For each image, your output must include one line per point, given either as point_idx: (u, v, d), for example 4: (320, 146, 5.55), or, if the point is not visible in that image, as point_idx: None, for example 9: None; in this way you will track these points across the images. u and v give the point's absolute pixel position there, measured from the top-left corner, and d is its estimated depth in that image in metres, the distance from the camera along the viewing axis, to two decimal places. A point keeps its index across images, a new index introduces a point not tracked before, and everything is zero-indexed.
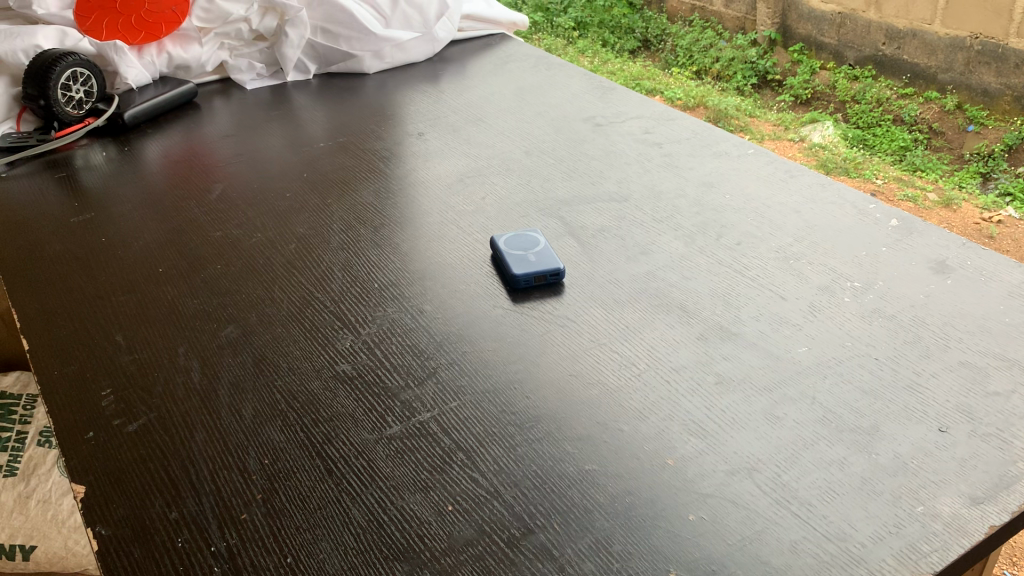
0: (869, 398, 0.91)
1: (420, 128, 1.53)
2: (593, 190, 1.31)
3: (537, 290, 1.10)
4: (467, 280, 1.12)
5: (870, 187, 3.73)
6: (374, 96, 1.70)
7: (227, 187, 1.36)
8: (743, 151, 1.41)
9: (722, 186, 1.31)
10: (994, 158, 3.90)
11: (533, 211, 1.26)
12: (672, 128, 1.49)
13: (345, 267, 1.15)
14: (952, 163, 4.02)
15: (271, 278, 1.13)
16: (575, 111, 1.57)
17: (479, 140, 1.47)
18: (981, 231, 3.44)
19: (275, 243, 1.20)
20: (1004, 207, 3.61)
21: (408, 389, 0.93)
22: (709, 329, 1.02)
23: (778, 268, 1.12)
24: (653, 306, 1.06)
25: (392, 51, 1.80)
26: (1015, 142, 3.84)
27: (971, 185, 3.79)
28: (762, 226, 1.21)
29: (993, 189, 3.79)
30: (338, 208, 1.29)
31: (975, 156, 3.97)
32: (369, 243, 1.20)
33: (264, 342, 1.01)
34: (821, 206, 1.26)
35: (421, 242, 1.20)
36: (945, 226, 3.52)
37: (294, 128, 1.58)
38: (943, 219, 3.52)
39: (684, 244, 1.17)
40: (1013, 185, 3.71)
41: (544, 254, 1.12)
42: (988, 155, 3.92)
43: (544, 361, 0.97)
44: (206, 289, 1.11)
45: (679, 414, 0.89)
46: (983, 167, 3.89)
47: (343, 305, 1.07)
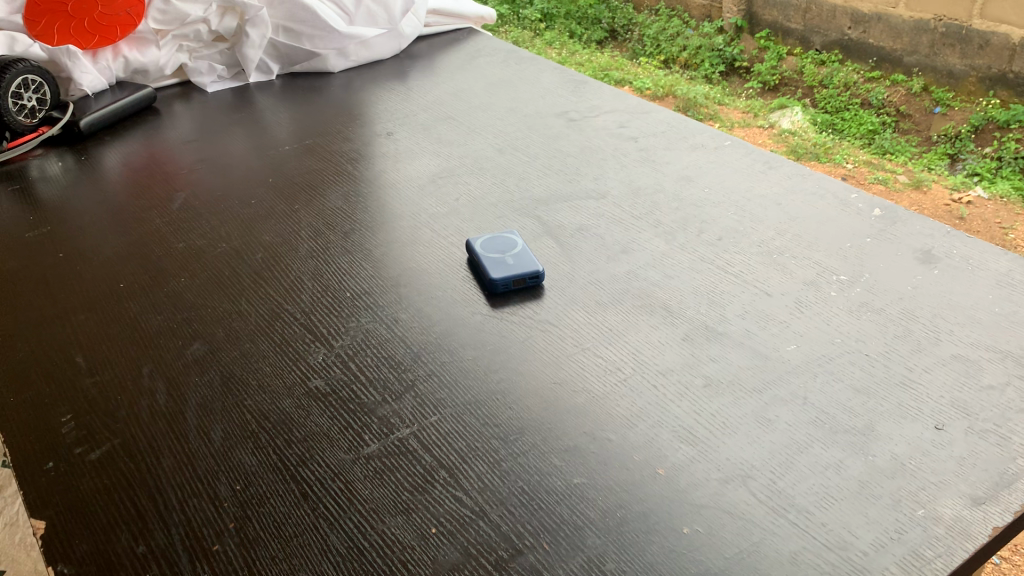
0: (862, 397, 0.88)
1: (389, 127, 1.49)
2: (569, 188, 1.27)
3: (516, 294, 1.06)
4: (442, 286, 1.08)
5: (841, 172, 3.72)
6: (340, 96, 1.65)
7: (190, 195, 1.31)
8: (720, 143, 1.38)
9: (701, 180, 1.28)
10: (961, 140, 3.92)
11: (509, 212, 1.22)
12: (647, 122, 1.46)
13: (315, 276, 1.10)
14: (920, 144, 4.06)
15: (238, 290, 1.08)
16: (547, 107, 1.53)
17: (449, 139, 1.43)
18: (952, 212, 3.43)
19: (241, 253, 1.16)
20: (973, 187, 3.63)
21: (385, 404, 0.89)
22: (694, 329, 0.98)
23: (761, 263, 1.09)
24: (636, 307, 1.02)
25: (358, 50, 1.75)
26: (981, 123, 3.85)
27: (939, 167, 3.80)
28: (743, 220, 1.18)
29: (961, 171, 3.81)
30: (306, 214, 1.24)
31: (942, 138, 3.98)
32: (340, 250, 1.15)
33: (232, 359, 0.96)
34: (803, 197, 1.23)
35: (394, 247, 1.16)
36: (915, 208, 3.52)
37: (258, 132, 1.53)
38: (913, 201, 3.52)
39: (665, 241, 1.14)
40: (980, 166, 3.74)
41: (522, 257, 1.08)
42: (956, 136, 3.94)
43: (526, 369, 0.93)
44: (170, 303, 1.06)
45: (669, 421, 0.86)
46: (951, 149, 3.92)
47: (314, 316, 1.03)
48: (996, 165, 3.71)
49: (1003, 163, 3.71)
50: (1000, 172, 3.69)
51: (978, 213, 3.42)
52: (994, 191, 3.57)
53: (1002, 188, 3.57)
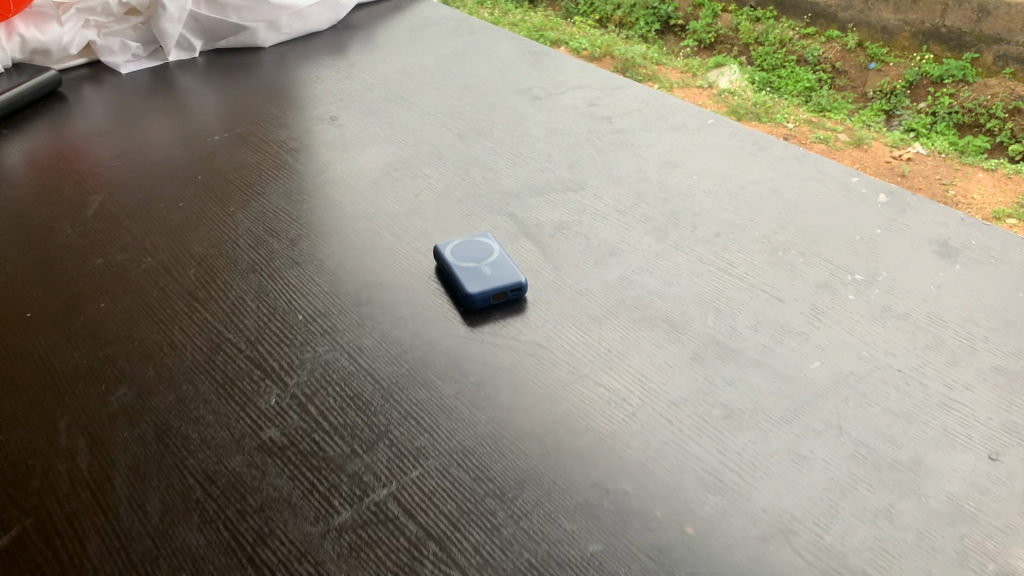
0: (903, 423, 0.78)
1: (332, 110, 1.32)
2: (543, 179, 1.14)
3: (494, 311, 0.92)
4: (409, 304, 0.93)
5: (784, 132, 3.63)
6: (272, 73, 1.47)
7: (106, 198, 1.14)
8: (703, 121, 1.25)
9: (687, 165, 1.15)
10: (896, 95, 3.87)
11: (477, 210, 1.08)
12: (619, 99, 1.32)
13: (259, 296, 0.95)
14: (856, 101, 3.98)
15: (169, 316, 0.92)
16: (508, 83, 1.38)
17: (402, 124, 1.28)
18: (892, 168, 3.39)
19: (170, 268, 0.99)
20: (912, 144, 3.58)
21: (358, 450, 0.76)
22: (703, 346, 0.86)
23: (767, 263, 0.97)
24: (634, 321, 0.90)
25: (290, 21, 1.56)
26: (915, 79, 3.84)
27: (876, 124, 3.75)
28: (740, 212, 1.06)
29: (897, 125, 3.76)
30: (243, 217, 1.08)
31: (878, 95, 3.93)
32: (286, 262, 1.00)
33: (167, 406, 0.81)
34: (800, 183, 1.11)
35: (348, 256, 1.01)
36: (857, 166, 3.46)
37: (181, 118, 1.35)
38: (856, 159, 3.46)
39: (656, 240, 1.02)
40: (916, 121, 3.71)
41: (500, 267, 0.94)
42: (891, 92, 3.89)
43: (518, 405, 0.80)
44: (89, 337, 0.90)
45: (690, 465, 0.74)
46: (886, 105, 3.86)
47: (263, 347, 0.88)
48: (931, 120, 3.69)
49: (939, 117, 3.70)
50: (937, 127, 3.67)
51: (918, 168, 3.39)
52: (931, 146, 3.55)
53: (940, 144, 3.55)
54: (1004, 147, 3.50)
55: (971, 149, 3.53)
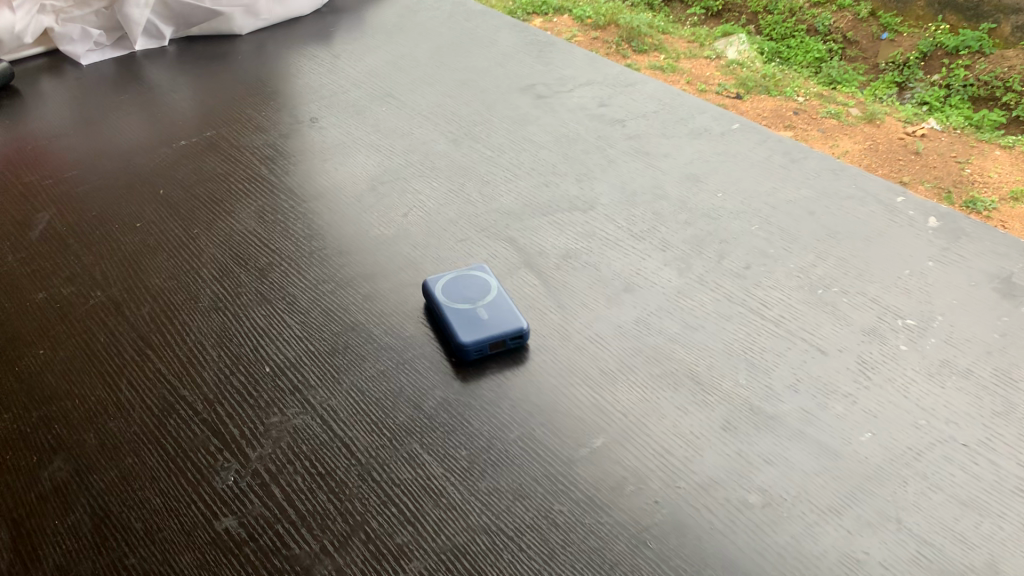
0: (973, 516, 0.66)
1: (312, 110, 1.19)
2: (547, 195, 1.01)
3: (491, 362, 0.80)
4: (393, 353, 0.81)
5: (794, 106, 3.48)
6: (248, 64, 1.33)
7: (55, 213, 1.01)
8: (726, 127, 1.12)
9: (710, 179, 1.03)
10: (909, 67, 3.69)
11: (474, 234, 0.95)
12: (633, 98, 1.19)
13: (222, 342, 0.82)
14: (867, 73, 3.81)
15: (115, 368, 0.80)
16: (509, 79, 1.25)
17: (390, 127, 1.14)
18: (905, 147, 3.24)
19: (121, 305, 0.87)
20: (925, 118, 3.42)
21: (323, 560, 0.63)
22: (735, 412, 0.74)
23: (804, 304, 0.85)
24: (654, 377, 0.77)
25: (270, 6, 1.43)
26: (930, 50, 3.67)
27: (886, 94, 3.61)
28: (772, 239, 0.93)
29: (909, 99, 3.60)
30: (207, 240, 0.95)
31: (890, 66, 3.76)
32: (254, 298, 0.87)
33: (107, 486, 0.69)
34: (839, 202, 0.98)
35: (326, 291, 0.88)
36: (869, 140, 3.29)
37: (146, 114, 1.21)
38: (868, 135, 3.30)
39: (678, 273, 0.89)
40: (928, 94, 3.55)
41: (497, 310, 0.82)
42: (903, 64, 3.72)
43: (518, 488, 0.68)
44: (22, 394, 0.78)
45: (723, 569, 0.62)
46: (899, 77, 3.70)
47: (222, 409, 0.75)
48: (944, 94, 3.53)
49: (952, 90, 3.54)
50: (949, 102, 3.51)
51: (933, 146, 3.24)
52: (947, 122, 3.39)
53: (954, 119, 3.40)
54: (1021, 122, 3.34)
55: (987, 124, 3.37)
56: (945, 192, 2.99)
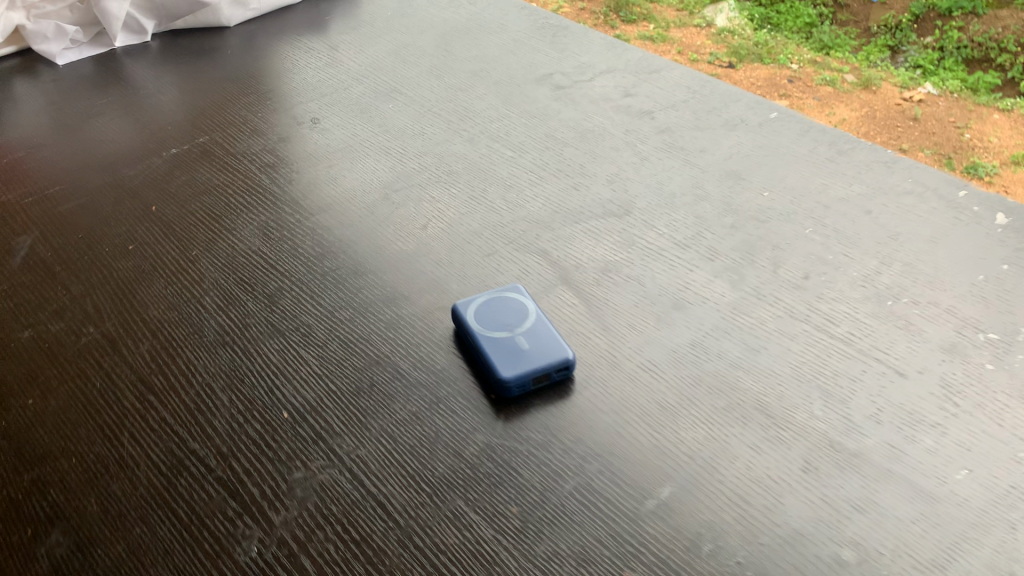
0: None
1: (312, 108, 1.09)
2: (578, 200, 0.92)
3: (535, 399, 0.72)
4: (426, 393, 0.72)
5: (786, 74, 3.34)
6: (238, 58, 1.23)
7: (37, 235, 0.91)
8: (764, 116, 1.03)
9: (754, 176, 0.94)
10: (901, 31, 3.46)
11: (501, 247, 0.87)
12: (659, 85, 1.10)
13: (232, 383, 0.74)
14: (858, 36, 3.56)
15: (116, 419, 0.71)
16: (522, 67, 1.15)
17: (399, 126, 1.05)
18: (901, 110, 3.09)
19: (118, 342, 0.78)
20: (920, 84, 3.23)
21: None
22: (814, 450, 0.67)
23: (874, 319, 0.77)
24: (719, 411, 0.70)
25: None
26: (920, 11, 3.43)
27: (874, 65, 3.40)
28: (830, 244, 0.85)
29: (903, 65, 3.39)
30: (208, 264, 0.86)
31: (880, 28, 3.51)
32: (265, 330, 0.79)
33: (112, 564, 0.61)
34: (897, 199, 0.90)
35: (344, 319, 0.79)
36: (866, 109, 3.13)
37: (130, 116, 1.11)
38: (862, 103, 3.15)
39: (731, 286, 0.81)
40: (923, 57, 3.36)
41: (539, 339, 0.73)
42: (896, 26, 3.47)
43: (582, 551, 0.60)
44: (11, 453, 0.69)
45: None
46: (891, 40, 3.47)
47: (239, 464, 0.67)
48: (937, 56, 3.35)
49: (946, 53, 3.35)
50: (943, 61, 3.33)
51: (933, 108, 3.09)
52: (943, 86, 3.20)
53: (950, 83, 3.22)
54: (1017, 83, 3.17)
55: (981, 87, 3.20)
56: (945, 157, 2.84)
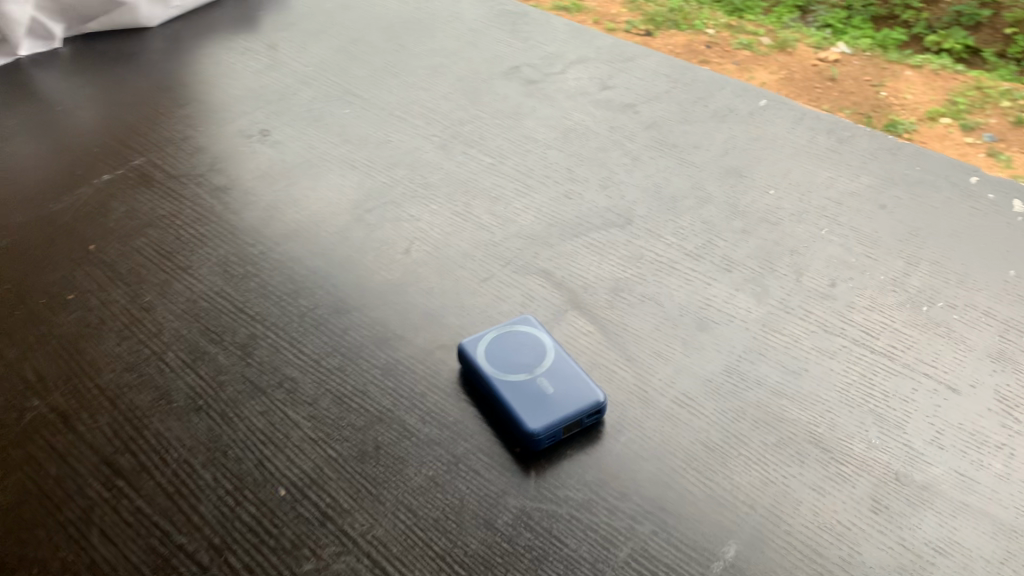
0: None
1: (259, 119, 0.98)
2: (573, 211, 0.84)
3: (567, 450, 0.64)
4: (443, 451, 0.64)
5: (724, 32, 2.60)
6: (164, 62, 1.10)
7: None
8: (753, 104, 0.97)
9: (756, 173, 0.88)
10: None
11: (498, 269, 0.78)
12: (637, 74, 1.02)
13: (214, 458, 0.64)
14: None
15: (80, 514, 0.60)
16: (486, 61, 1.06)
17: (360, 135, 0.95)
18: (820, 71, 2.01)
19: (71, 417, 0.67)
20: None
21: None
22: (881, 485, 0.61)
23: (913, 328, 0.72)
24: (771, 448, 0.63)
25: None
26: None
27: None
28: (850, 244, 0.79)
29: None
30: (165, 312, 0.75)
31: None
32: (243, 389, 0.68)
33: None
34: (909, 190, 0.85)
35: (333, 368, 0.70)
36: None
37: (46, 134, 0.97)
38: None
39: (756, 300, 0.74)
40: None
41: (564, 381, 0.65)
42: None
43: None
44: None
45: None
46: None
47: (237, 559, 0.57)
48: None
49: None
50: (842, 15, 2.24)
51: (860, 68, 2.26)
52: None
53: None
54: (927, 37, 2.10)
55: None
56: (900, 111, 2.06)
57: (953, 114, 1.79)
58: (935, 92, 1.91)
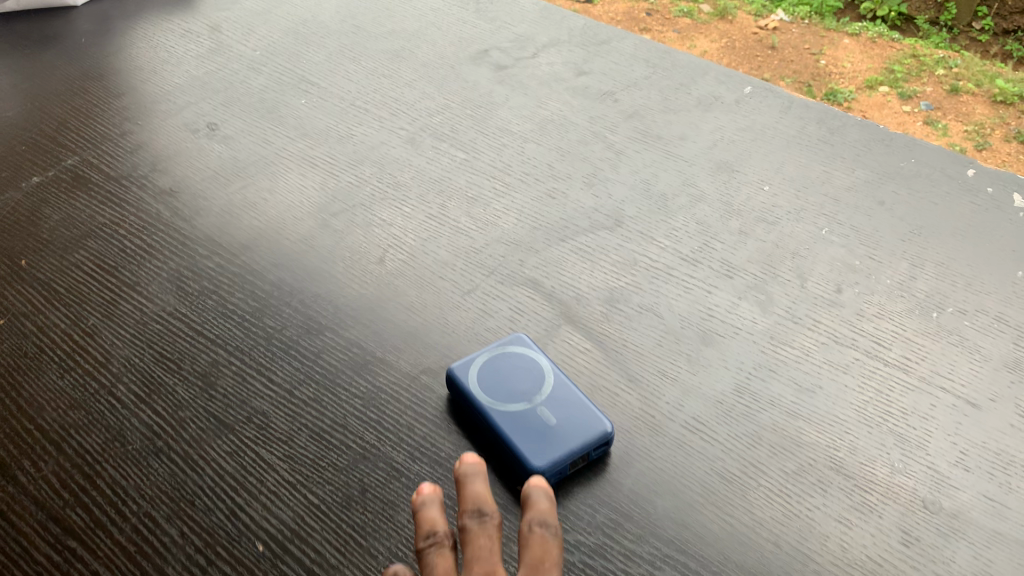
0: None
1: (206, 111, 0.89)
2: (557, 212, 0.78)
3: (573, 487, 0.58)
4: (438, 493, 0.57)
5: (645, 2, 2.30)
6: (96, 45, 1.00)
7: None
8: (738, 92, 0.91)
9: (748, 167, 0.83)
10: None
11: (481, 279, 0.72)
12: (614, 58, 0.96)
13: (179, 510, 0.57)
14: None
15: None
16: (451, 45, 0.99)
17: (320, 128, 0.87)
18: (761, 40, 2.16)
19: (10, 467, 0.59)
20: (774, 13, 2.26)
21: (469, 535, 0.51)
22: (909, 514, 0.57)
23: (926, 337, 0.68)
24: (791, 477, 0.59)
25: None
26: None
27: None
28: (852, 245, 0.75)
29: None
30: (113, 337, 0.67)
31: None
32: (206, 426, 0.61)
33: None
34: (907, 184, 0.81)
35: (307, 399, 0.63)
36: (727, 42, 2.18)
37: None
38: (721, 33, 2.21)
39: (761, 309, 0.70)
40: None
41: (565, 411, 0.60)
42: None
43: None
44: None
45: None
46: None
47: None
48: None
49: None
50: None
51: (790, 38, 2.17)
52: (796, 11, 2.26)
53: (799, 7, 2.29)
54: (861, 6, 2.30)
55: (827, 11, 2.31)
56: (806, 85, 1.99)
57: (892, 82, 1.95)
58: (870, 60, 2.05)
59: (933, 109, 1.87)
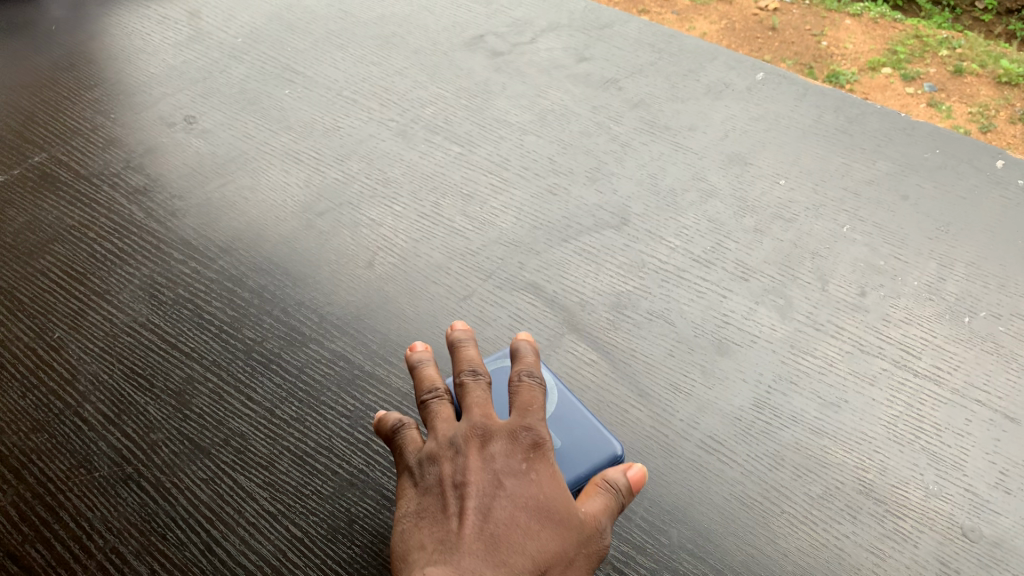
0: None
1: (183, 103, 0.84)
2: (559, 209, 0.73)
3: None
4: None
5: None
6: (67, 32, 0.94)
7: None
8: (750, 78, 0.86)
9: (762, 158, 0.78)
10: None
11: (478, 284, 0.67)
12: (618, 42, 0.91)
13: (149, 546, 0.52)
14: None
15: None
16: (445, 30, 0.94)
17: (305, 121, 0.82)
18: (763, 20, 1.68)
19: None
20: None
21: (461, 385, 0.49)
22: (947, 543, 0.52)
23: (959, 345, 0.63)
24: (817, 502, 0.54)
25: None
26: None
27: None
28: (875, 244, 0.70)
29: None
30: (79, 352, 0.62)
31: None
32: (181, 451, 0.56)
33: None
34: (932, 176, 0.76)
35: (289, 421, 0.58)
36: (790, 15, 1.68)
37: None
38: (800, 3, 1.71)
39: (780, 315, 0.65)
40: None
41: (571, 431, 0.54)
42: None
43: None
44: None
45: None
46: None
47: None
48: None
49: None
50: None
51: (790, 19, 1.67)
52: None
53: None
54: None
55: None
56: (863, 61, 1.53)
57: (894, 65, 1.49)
58: (877, 42, 1.58)
59: (937, 91, 1.42)
